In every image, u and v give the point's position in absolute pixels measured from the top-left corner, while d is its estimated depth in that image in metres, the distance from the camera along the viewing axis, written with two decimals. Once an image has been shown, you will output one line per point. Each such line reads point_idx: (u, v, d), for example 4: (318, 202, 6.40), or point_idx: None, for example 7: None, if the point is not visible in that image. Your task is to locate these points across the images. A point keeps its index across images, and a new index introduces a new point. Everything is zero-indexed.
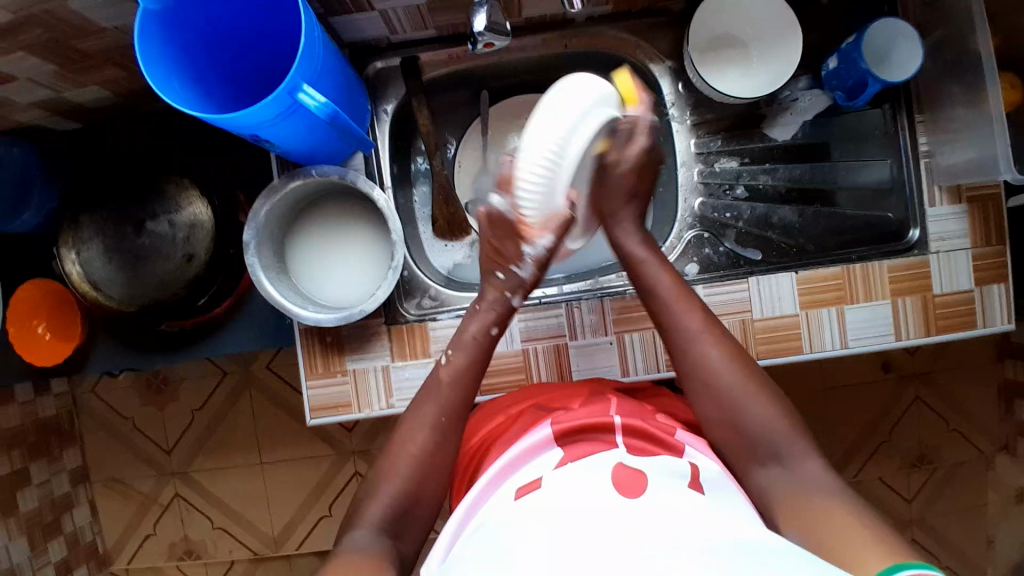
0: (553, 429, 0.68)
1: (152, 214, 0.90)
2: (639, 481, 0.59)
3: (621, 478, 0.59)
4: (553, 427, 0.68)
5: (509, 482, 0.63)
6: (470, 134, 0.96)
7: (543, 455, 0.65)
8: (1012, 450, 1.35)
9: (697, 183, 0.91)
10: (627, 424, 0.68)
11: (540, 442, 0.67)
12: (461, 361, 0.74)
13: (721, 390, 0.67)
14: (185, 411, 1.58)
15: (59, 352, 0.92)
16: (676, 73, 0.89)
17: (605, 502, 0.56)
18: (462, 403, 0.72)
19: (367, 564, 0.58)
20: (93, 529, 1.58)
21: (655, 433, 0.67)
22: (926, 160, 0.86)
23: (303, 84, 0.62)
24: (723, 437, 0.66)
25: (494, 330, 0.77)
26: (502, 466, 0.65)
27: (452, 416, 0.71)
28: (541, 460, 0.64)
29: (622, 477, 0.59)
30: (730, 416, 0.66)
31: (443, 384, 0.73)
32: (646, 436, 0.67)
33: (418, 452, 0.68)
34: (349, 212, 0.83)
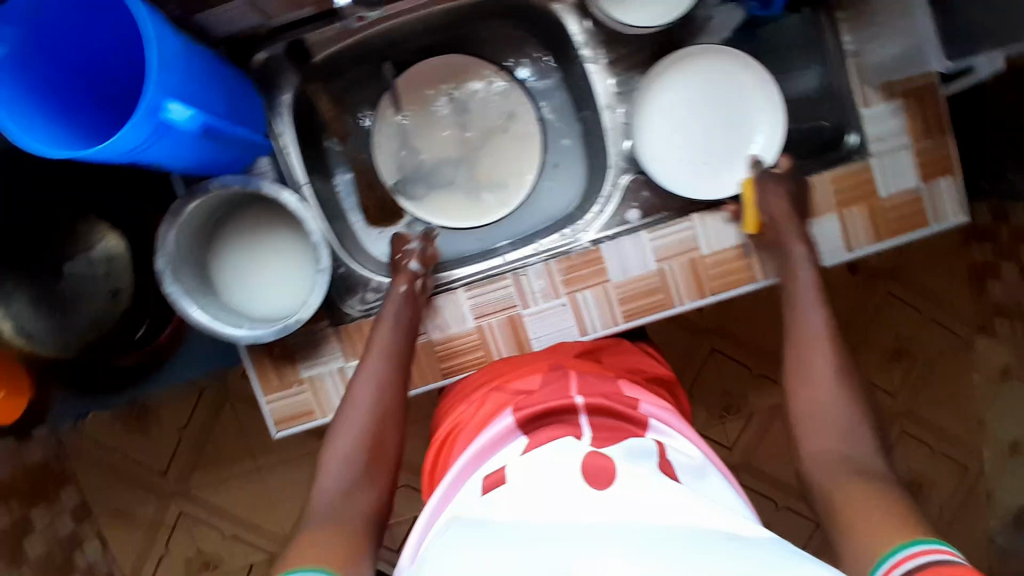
0: (517, 418, 0.65)
1: (68, 256, 0.86)
2: (605, 466, 0.56)
3: (591, 466, 0.56)
4: (516, 415, 0.65)
5: (473, 479, 0.61)
6: (381, 108, 0.91)
7: (509, 445, 0.63)
8: (989, 329, 1.36)
9: (624, 125, 0.84)
10: (592, 403, 0.65)
11: (505, 433, 0.64)
12: (390, 330, 0.77)
13: (812, 369, 0.67)
14: (173, 432, 1.57)
15: (13, 409, 0.86)
16: (581, 9, 0.81)
17: (575, 498, 0.53)
18: (400, 372, 0.74)
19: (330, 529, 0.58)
20: (107, 563, 1.59)
21: (619, 408, 0.65)
22: (854, 60, 0.81)
23: (167, 101, 0.57)
24: (803, 396, 0.66)
25: (405, 288, 0.81)
26: (469, 460, 0.64)
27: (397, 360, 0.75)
28: (504, 451, 0.62)
29: (589, 463, 0.56)
30: (821, 393, 0.65)
31: (379, 354, 0.75)
32: (612, 412, 0.65)
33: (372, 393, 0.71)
34: (267, 219, 0.79)
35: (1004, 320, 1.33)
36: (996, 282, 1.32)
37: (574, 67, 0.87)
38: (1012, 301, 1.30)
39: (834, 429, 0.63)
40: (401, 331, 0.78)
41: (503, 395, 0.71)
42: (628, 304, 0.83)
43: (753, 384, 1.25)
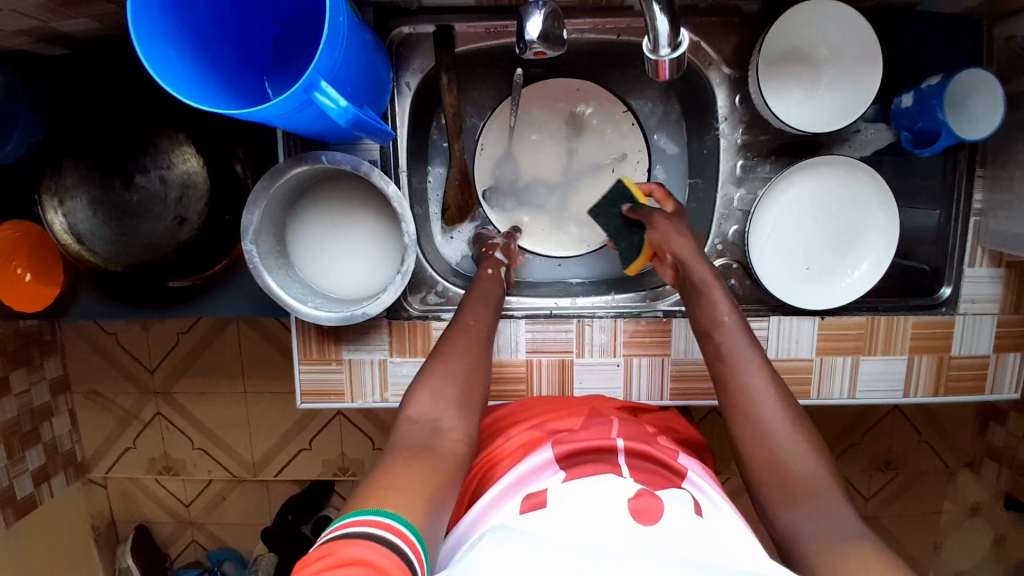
0: (555, 453, 0.65)
1: (142, 167, 0.83)
2: (654, 504, 0.57)
3: (638, 500, 0.57)
4: (554, 450, 0.66)
5: (515, 502, 0.62)
6: (498, 115, 0.89)
7: (544, 478, 0.63)
8: (976, 467, 1.39)
9: (736, 210, 0.83)
10: (630, 446, 0.66)
11: (544, 464, 0.65)
12: (480, 302, 0.74)
13: (752, 397, 0.60)
14: (170, 334, 1.54)
15: (42, 296, 0.88)
16: (733, 83, 0.80)
17: (623, 526, 0.54)
18: (486, 349, 0.70)
19: (413, 483, 0.53)
20: (72, 438, 1.59)
21: (655, 453, 0.66)
22: (976, 218, 0.81)
23: (323, 82, 0.54)
24: (751, 446, 0.58)
25: (489, 270, 0.79)
26: (506, 486, 0.64)
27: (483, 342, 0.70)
28: (543, 483, 0.63)
29: (637, 496, 0.58)
30: (770, 432, 0.58)
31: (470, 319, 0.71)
32: (647, 458, 0.66)
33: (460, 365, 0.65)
34: (358, 194, 0.77)
35: (992, 464, 1.34)
36: (998, 426, 1.33)
37: (705, 134, 0.85)
38: (1007, 448, 1.31)
39: (785, 477, 0.56)
40: (484, 300, 0.75)
41: (542, 433, 0.71)
42: (678, 383, 0.83)
43: None
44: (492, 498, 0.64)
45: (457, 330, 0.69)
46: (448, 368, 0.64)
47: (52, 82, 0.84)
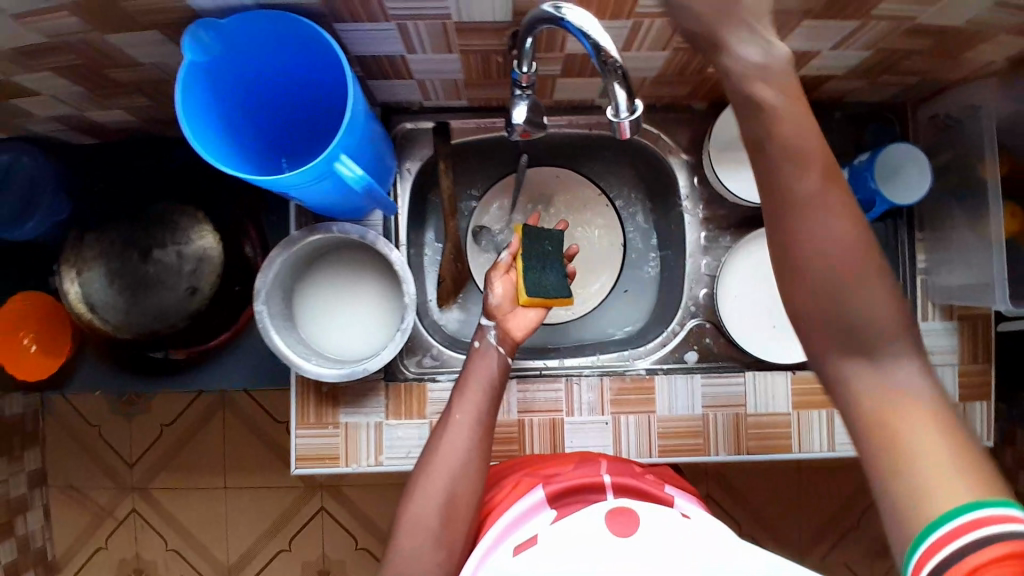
0: (548, 491, 0.70)
1: (161, 243, 0.89)
2: (631, 520, 0.65)
3: (618, 523, 0.65)
4: (547, 488, 0.71)
5: (509, 541, 0.67)
6: (487, 198, 0.99)
7: (537, 517, 0.69)
8: None
9: (704, 274, 0.91)
10: (617, 482, 0.71)
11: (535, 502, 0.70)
12: (469, 404, 0.75)
13: None
14: (156, 425, 1.51)
15: (43, 367, 0.90)
16: (692, 167, 0.91)
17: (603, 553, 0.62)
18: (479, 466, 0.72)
19: None
20: (44, 535, 1.48)
21: (644, 488, 0.72)
22: (922, 277, 0.91)
23: (342, 155, 0.63)
24: None
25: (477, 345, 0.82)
26: (502, 526, 0.69)
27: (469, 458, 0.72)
28: (536, 521, 0.68)
29: (615, 516, 0.65)
30: None
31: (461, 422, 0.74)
32: (637, 491, 0.71)
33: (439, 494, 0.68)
34: (362, 261, 0.84)
35: None
36: None
37: (670, 212, 0.95)
38: None
39: None
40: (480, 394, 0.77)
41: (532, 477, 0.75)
42: (665, 441, 0.85)
43: None
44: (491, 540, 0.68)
45: (447, 437, 0.73)
46: (434, 482, 0.69)
47: (83, 171, 0.93)
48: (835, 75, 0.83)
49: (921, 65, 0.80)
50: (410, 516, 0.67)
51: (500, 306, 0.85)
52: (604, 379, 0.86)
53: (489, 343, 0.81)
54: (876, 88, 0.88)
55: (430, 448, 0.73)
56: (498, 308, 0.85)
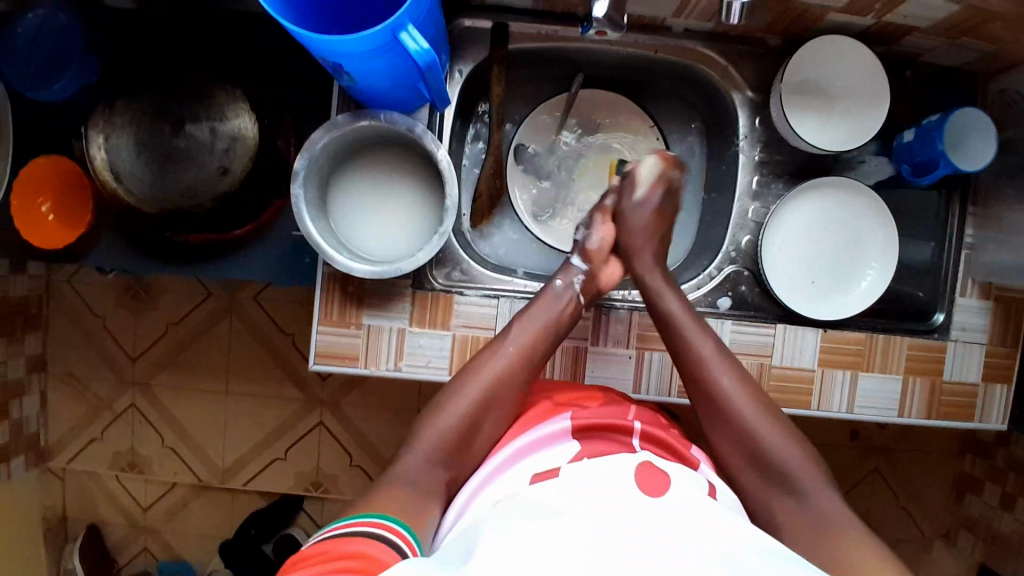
0: (574, 423, 0.66)
1: (194, 118, 0.86)
2: (661, 480, 0.59)
3: (646, 477, 0.59)
4: (573, 420, 0.67)
5: (521, 469, 0.64)
6: (537, 115, 0.96)
7: (556, 447, 0.65)
8: (951, 539, 1.39)
9: (749, 221, 0.89)
10: (648, 431, 0.67)
11: (557, 434, 0.66)
12: (523, 337, 0.75)
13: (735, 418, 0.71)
14: (160, 323, 1.43)
15: (61, 237, 0.86)
16: (754, 106, 0.87)
17: (630, 499, 0.56)
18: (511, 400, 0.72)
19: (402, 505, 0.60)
20: (38, 421, 1.44)
21: (673, 443, 0.67)
22: (967, 251, 0.88)
23: (409, 25, 0.60)
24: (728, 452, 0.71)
25: (557, 281, 0.81)
26: (514, 451, 0.66)
27: (504, 387, 0.72)
28: (555, 451, 0.64)
29: (643, 473, 0.59)
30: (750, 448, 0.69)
31: (513, 352, 0.74)
32: (662, 444, 0.67)
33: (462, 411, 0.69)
34: (403, 160, 0.81)
35: (968, 535, 1.35)
36: (975, 498, 1.35)
37: (724, 149, 0.92)
38: (983, 520, 1.32)
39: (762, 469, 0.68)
40: (538, 329, 0.76)
41: (554, 405, 0.72)
42: None
43: None
44: (502, 461, 0.66)
45: (490, 359, 0.73)
46: (467, 396, 0.70)
47: (117, 33, 0.87)
48: (918, 28, 0.78)
49: (1007, 30, 0.76)
50: (437, 423, 0.68)
51: (597, 253, 0.84)
52: (634, 313, 0.85)
53: (573, 287, 0.80)
54: (958, 50, 0.82)
55: (475, 361, 0.73)
56: (592, 252, 0.84)
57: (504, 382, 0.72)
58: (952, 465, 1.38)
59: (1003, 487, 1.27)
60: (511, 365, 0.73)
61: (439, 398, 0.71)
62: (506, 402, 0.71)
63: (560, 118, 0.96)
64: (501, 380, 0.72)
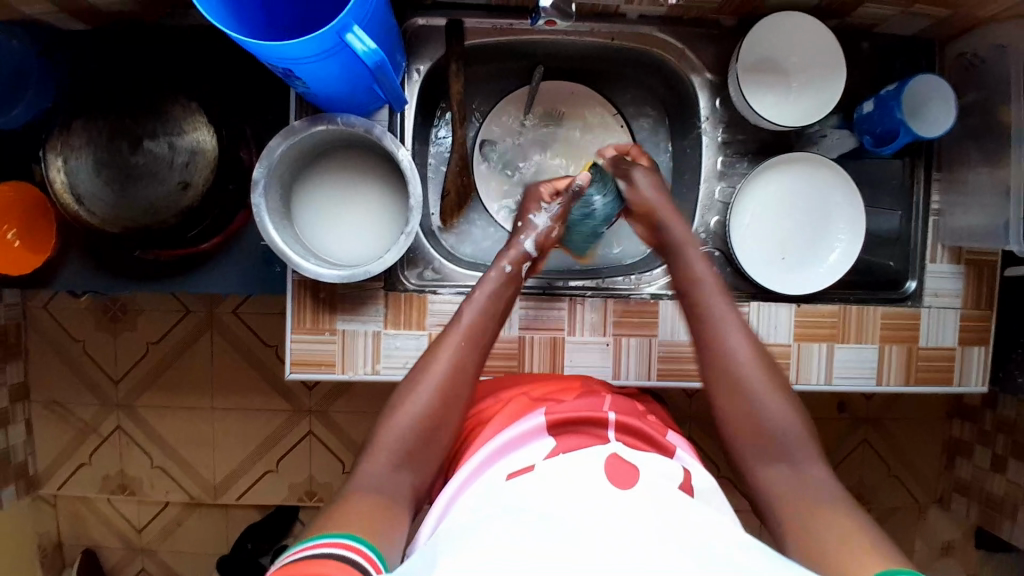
0: (547, 420, 0.67)
1: (153, 133, 0.84)
2: (632, 472, 0.60)
3: (614, 467, 0.60)
4: (547, 415, 0.67)
5: (497, 467, 0.64)
6: (500, 110, 0.96)
7: (532, 444, 0.65)
8: (945, 503, 1.40)
9: (717, 201, 0.89)
10: (622, 422, 0.68)
11: (533, 431, 0.66)
12: (469, 310, 0.76)
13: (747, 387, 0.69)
14: (141, 343, 1.41)
15: (26, 263, 0.86)
16: (714, 88, 0.88)
17: (603, 493, 0.56)
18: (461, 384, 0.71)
19: (377, 506, 0.60)
20: (25, 450, 1.42)
21: (648, 433, 0.68)
22: (935, 217, 0.88)
23: (354, 26, 0.59)
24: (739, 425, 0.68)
25: (508, 267, 0.80)
26: (491, 451, 0.65)
27: (454, 373, 0.71)
28: (532, 448, 0.64)
29: (614, 467, 0.60)
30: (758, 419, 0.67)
31: (466, 328, 0.74)
32: (639, 435, 0.68)
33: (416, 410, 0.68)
34: (365, 163, 0.80)
35: (961, 498, 1.36)
36: (965, 460, 1.36)
37: (688, 132, 0.92)
38: (974, 482, 1.33)
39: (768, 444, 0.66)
40: (489, 304, 0.77)
41: (530, 399, 0.73)
42: (664, 364, 0.85)
43: (723, 490, 1.24)
44: (477, 465, 0.65)
45: (443, 345, 0.73)
46: (425, 386, 0.69)
47: (67, 53, 0.86)
48: None
49: None
50: (397, 419, 0.67)
51: (547, 241, 0.86)
52: (609, 300, 0.85)
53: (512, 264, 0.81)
54: (911, 18, 0.83)
55: (430, 350, 0.74)
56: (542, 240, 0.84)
57: (459, 369, 0.72)
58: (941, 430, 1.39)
59: (992, 448, 1.28)
60: (463, 351, 0.73)
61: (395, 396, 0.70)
62: (460, 388, 0.71)
63: (523, 112, 0.96)
64: (454, 370, 0.71)
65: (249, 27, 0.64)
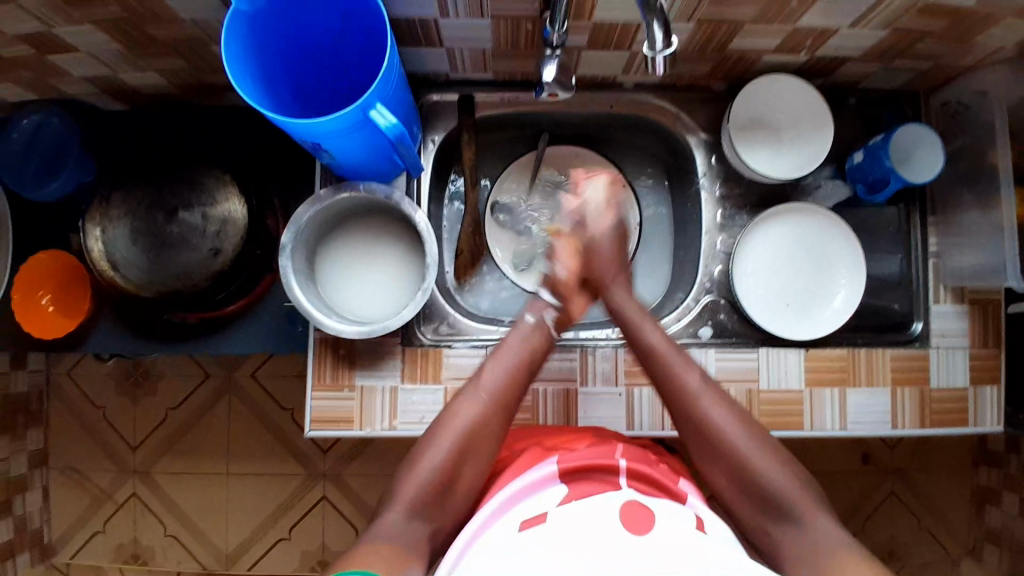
0: (559, 467, 0.67)
1: (187, 204, 0.90)
2: (644, 514, 0.61)
3: (629, 512, 0.61)
4: (559, 464, 0.68)
5: (512, 512, 0.65)
6: (510, 173, 1.02)
7: (546, 492, 0.66)
8: (978, 555, 1.35)
9: (720, 252, 0.92)
10: (633, 468, 0.68)
11: (545, 479, 0.67)
12: (495, 372, 0.74)
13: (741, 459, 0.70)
14: (161, 408, 1.43)
15: (56, 326, 0.90)
16: (709, 147, 0.93)
17: (618, 541, 0.57)
18: (481, 450, 0.71)
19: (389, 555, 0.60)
20: (41, 516, 1.42)
21: (659, 479, 0.68)
22: (934, 260, 0.90)
23: (378, 104, 0.65)
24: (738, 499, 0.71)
25: (529, 318, 0.80)
26: (504, 499, 0.66)
27: (475, 434, 0.70)
28: (544, 495, 0.65)
29: (627, 514, 0.61)
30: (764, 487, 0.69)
31: (488, 390, 0.73)
32: (650, 481, 0.68)
33: (432, 467, 0.68)
34: (384, 227, 0.85)
35: (995, 549, 1.32)
36: (994, 509, 1.32)
37: (687, 189, 0.97)
38: (1007, 532, 1.29)
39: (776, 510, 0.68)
40: (512, 363, 0.76)
41: (543, 450, 0.74)
42: None
43: None
44: (492, 509, 0.65)
45: (463, 400, 0.73)
46: (445, 444, 0.69)
47: (110, 133, 0.93)
48: (850, 59, 0.85)
49: (937, 47, 0.81)
50: (414, 473, 0.68)
51: (567, 282, 0.84)
52: (620, 349, 0.87)
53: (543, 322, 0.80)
54: (891, 75, 0.88)
55: (448, 409, 0.73)
56: (562, 282, 0.83)
57: (480, 429, 0.71)
58: (966, 478, 1.36)
59: (1021, 495, 1.25)
60: (485, 411, 0.72)
61: (415, 449, 0.71)
62: (480, 446, 0.70)
63: (531, 174, 1.02)
64: (475, 429, 0.71)
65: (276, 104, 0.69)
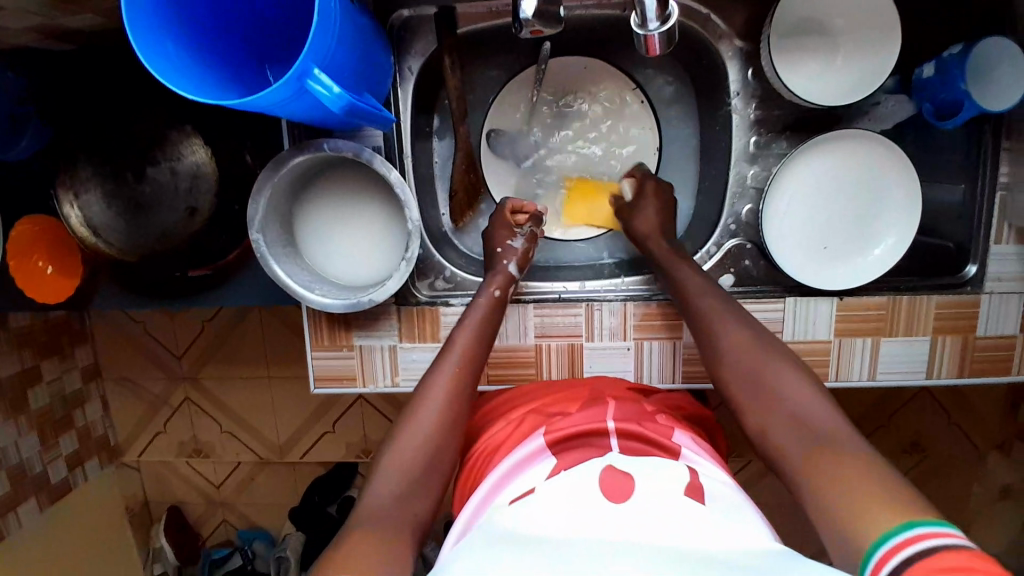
0: (547, 437, 0.65)
1: (153, 160, 0.85)
2: (626, 482, 0.57)
3: (609, 480, 0.58)
4: (547, 434, 0.66)
5: (505, 492, 0.62)
6: (509, 91, 0.89)
7: (536, 466, 0.63)
8: (1006, 449, 1.33)
9: (749, 187, 0.81)
10: (622, 427, 0.65)
11: (535, 451, 0.65)
12: (468, 334, 0.73)
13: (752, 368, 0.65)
14: (195, 323, 1.48)
15: (62, 288, 0.86)
16: (746, 57, 0.77)
17: (592, 508, 0.55)
18: (448, 443, 0.65)
19: (377, 536, 0.54)
20: (104, 424, 1.55)
21: (652, 435, 0.65)
22: (1002, 192, 0.77)
23: (314, 69, 0.55)
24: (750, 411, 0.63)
25: (496, 292, 0.77)
26: (497, 478, 0.64)
27: (448, 425, 0.65)
28: (536, 469, 0.62)
29: (607, 478, 0.58)
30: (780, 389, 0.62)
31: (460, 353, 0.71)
32: (639, 438, 0.64)
33: (409, 460, 0.62)
34: (357, 184, 0.77)
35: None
36: None
37: (717, 107, 0.83)
38: None
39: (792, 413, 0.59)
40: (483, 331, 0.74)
41: (539, 415, 0.71)
42: (691, 366, 0.82)
43: None
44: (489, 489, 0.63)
45: (438, 370, 0.69)
46: (430, 413, 0.66)
47: (60, 73, 0.84)
48: None
49: None
50: (390, 467, 0.62)
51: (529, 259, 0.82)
52: (629, 303, 0.81)
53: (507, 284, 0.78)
54: None
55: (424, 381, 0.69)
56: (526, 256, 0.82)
57: (455, 407, 0.67)
58: None
59: None
60: (457, 385, 0.68)
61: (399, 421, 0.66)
62: (451, 439, 0.65)
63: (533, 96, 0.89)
64: (447, 410, 0.66)
65: (216, 77, 0.60)
